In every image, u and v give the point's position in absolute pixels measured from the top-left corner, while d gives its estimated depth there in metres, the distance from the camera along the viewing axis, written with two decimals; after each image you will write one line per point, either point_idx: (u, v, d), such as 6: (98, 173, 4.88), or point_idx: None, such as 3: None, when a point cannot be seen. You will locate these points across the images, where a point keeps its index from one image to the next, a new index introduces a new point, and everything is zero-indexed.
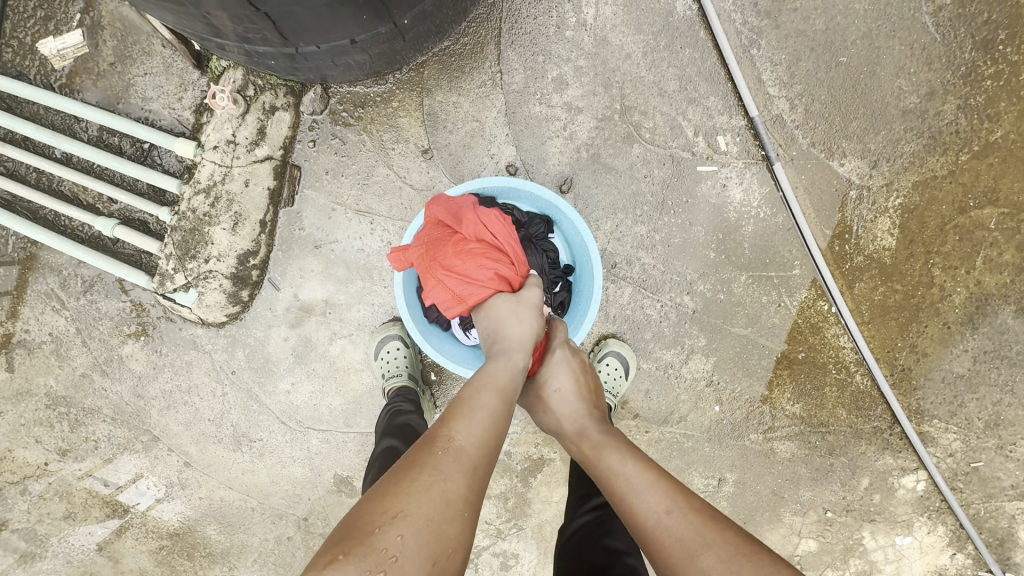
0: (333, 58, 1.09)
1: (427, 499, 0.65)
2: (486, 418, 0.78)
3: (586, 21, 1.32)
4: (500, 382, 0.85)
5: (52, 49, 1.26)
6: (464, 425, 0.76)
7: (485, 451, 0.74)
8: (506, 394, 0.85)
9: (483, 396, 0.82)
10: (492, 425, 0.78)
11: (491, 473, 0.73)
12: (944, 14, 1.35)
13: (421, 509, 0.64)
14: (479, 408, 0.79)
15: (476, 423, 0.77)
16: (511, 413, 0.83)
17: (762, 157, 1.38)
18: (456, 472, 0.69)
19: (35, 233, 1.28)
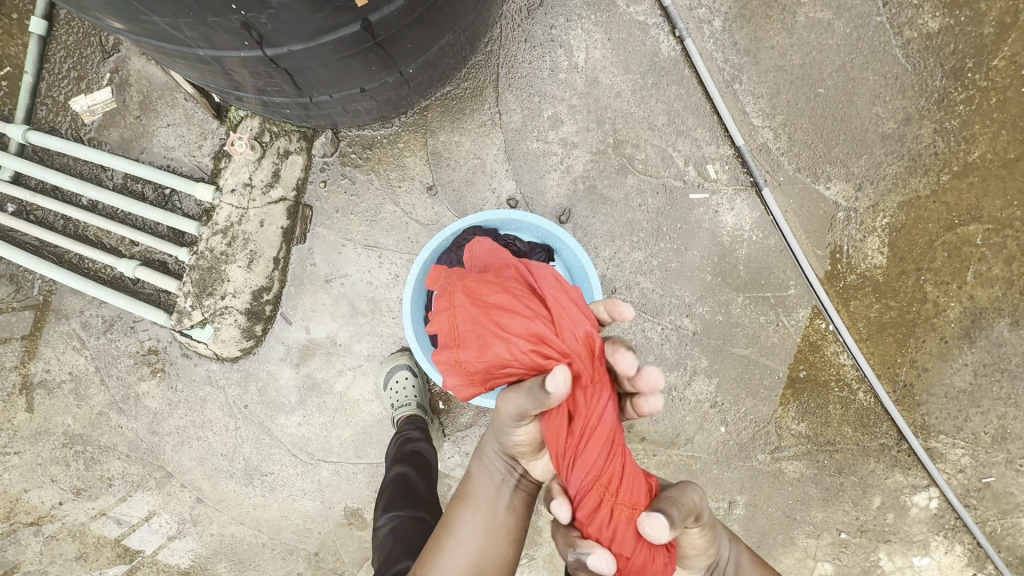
0: (344, 105, 1.17)
1: None
2: (471, 549, 0.88)
3: (578, 64, 1.41)
4: (483, 500, 0.93)
5: (84, 105, 1.36)
6: (445, 557, 0.87)
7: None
8: (494, 513, 0.91)
9: (471, 522, 0.91)
10: (478, 558, 0.87)
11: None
12: (913, 46, 1.44)
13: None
14: (462, 538, 0.89)
15: (456, 556, 0.87)
16: (496, 534, 0.90)
17: (751, 184, 1.45)
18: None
19: (60, 276, 1.33)
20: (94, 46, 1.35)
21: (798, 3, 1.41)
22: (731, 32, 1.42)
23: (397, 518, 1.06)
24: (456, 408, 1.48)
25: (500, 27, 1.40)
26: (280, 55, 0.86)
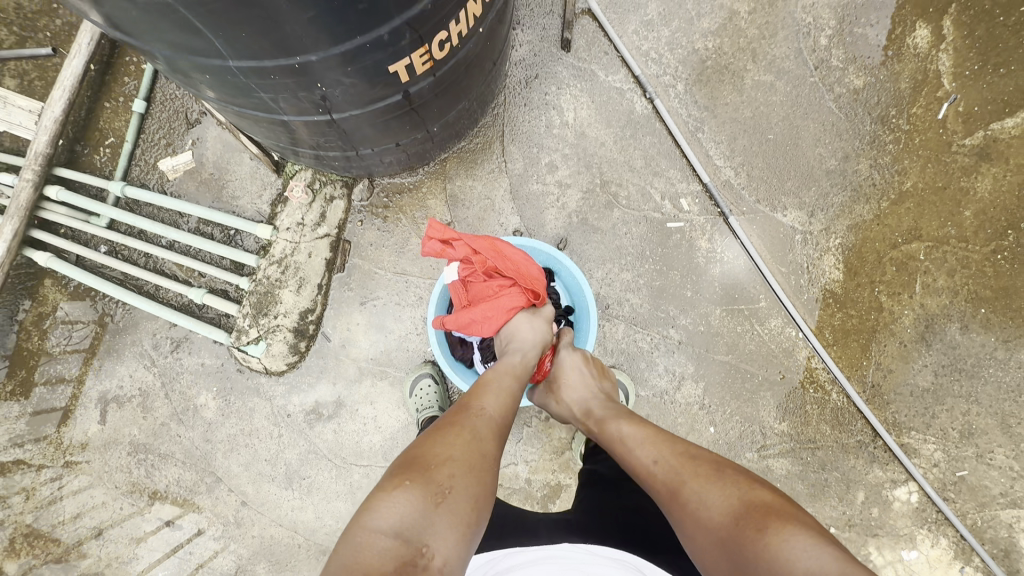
0: (381, 157, 1.47)
1: (468, 447, 0.87)
2: (505, 397, 1.06)
3: (568, 121, 1.73)
4: (513, 372, 1.17)
5: (169, 165, 1.69)
6: (487, 399, 1.02)
7: (506, 419, 1.00)
8: (519, 377, 1.15)
9: (503, 381, 1.11)
10: (511, 405, 1.05)
11: (508, 431, 0.99)
12: (844, 99, 1.74)
13: (459, 443, 0.87)
14: (499, 390, 1.07)
15: (490, 407, 1.00)
16: (521, 394, 1.12)
17: (718, 214, 1.72)
18: (488, 433, 0.93)
19: (141, 302, 1.60)
20: (181, 120, 1.69)
21: (745, 69, 1.75)
22: (692, 93, 1.74)
23: None
24: None
25: (505, 96, 1.73)
26: (342, 116, 1.15)
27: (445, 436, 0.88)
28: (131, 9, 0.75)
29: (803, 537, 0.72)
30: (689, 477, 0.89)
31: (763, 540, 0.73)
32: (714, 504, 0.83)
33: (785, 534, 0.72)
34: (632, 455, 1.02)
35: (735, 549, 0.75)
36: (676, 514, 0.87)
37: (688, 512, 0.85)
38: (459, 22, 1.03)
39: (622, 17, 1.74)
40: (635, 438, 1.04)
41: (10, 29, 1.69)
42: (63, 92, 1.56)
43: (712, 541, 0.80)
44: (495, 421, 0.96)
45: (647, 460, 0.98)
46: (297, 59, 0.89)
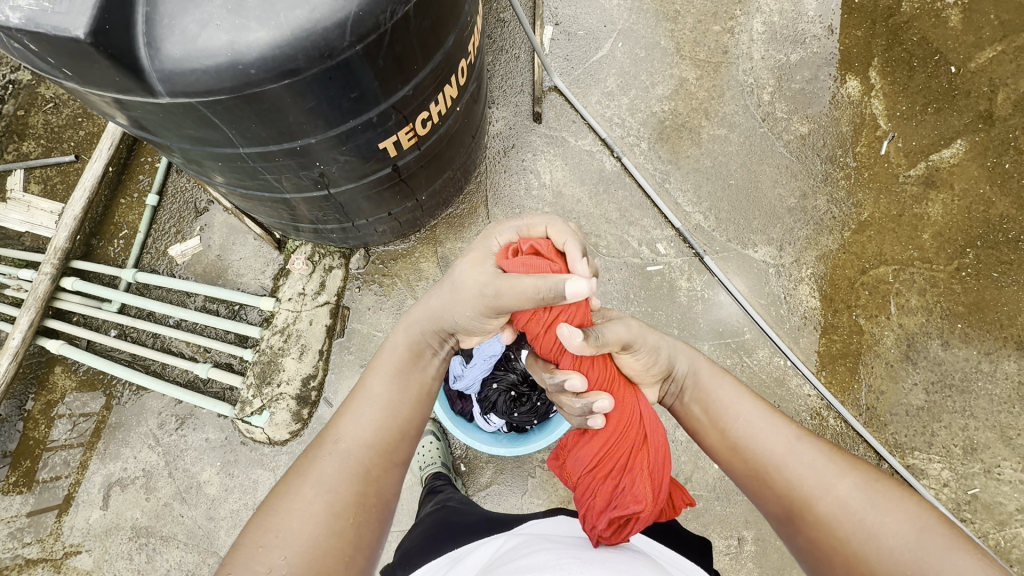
0: (374, 227, 1.59)
1: (308, 509, 0.79)
2: (376, 414, 0.92)
3: (545, 182, 1.88)
4: (395, 370, 0.98)
5: (178, 251, 1.82)
6: (349, 420, 0.91)
7: (372, 444, 0.89)
8: (402, 381, 0.98)
9: (376, 384, 0.96)
10: (384, 423, 0.92)
11: (376, 457, 0.88)
12: (793, 144, 1.92)
13: (302, 519, 0.78)
14: (369, 400, 0.93)
15: (364, 417, 0.91)
16: (405, 395, 0.96)
17: (694, 254, 1.83)
18: (339, 475, 0.83)
19: (148, 382, 1.67)
20: (190, 209, 1.84)
21: (700, 126, 1.94)
22: (656, 150, 1.92)
23: (423, 530, 1.22)
24: (477, 469, 1.69)
25: (485, 165, 1.90)
26: (338, 191, 1.27)
27: (364, 387, 0.96)
28: (158, 111, 0.88)
29: (884, 498, 0.80)
30: (765, 414, 0.95)
31: (843, 496, 0.81)
32: (788, 442, 0.90)
33: (863, 491, 0.81)
34: (705, 390, 1.02)
35: (808, 500, 0.83)
36: (752, 453, 0.91)
37: (756, 442, 0.91)
38: (439, 103, 1.19)
39: (585, 91, 1.96)
40: (707, 371, 1.05)
41: (38, 143, 1.91)
42: (84, 192, 1.71)
43: (775, 482, 0.87)
44: (379, 411, 0.93)
45: (727, 398, 0.99)
46: (299, 142, 1.02)
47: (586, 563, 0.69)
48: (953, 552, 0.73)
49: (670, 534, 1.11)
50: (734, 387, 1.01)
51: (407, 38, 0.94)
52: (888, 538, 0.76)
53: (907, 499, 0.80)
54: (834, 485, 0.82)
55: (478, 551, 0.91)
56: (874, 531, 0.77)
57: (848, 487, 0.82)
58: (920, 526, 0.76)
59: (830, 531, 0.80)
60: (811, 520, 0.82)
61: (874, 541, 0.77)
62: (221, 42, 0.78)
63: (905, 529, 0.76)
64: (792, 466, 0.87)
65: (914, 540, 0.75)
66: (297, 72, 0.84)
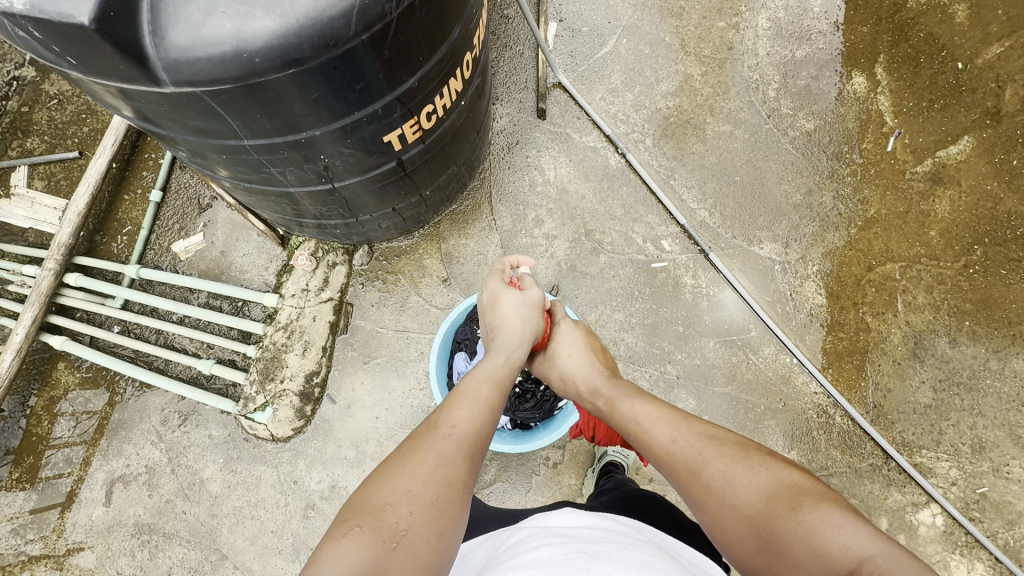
0: (378, 222, 1.59)
1: (430, 478, 0.74)
2: (479, 408, 0.90)
3: (549, 179, 1.88)
4: (494, 377, 0.99)
5: (181, 247, 1.82)
6: (458, 412, 0.87)
7: (478, 433, 0.85)
8: (498, 385, 0.97)
9: (479, 387, 0.95)
10: (488, 417, 0.89)
11: (485, 449, 0.84)
12: (799, 141, 1.91)
13: (424, 486, 0.72)
14: (475, 395, 0.92)
15: (472, 408, 0.89)
16: (503, 398, 0.96)
17: (699, 251, 1.82)
18: (456, 454, 0.79)
19: (151, 378, 1.67)
20: (194, 205, 1.84)
21: (705, 122, 1.93)
22: (660, 146, 1.91)
23: None
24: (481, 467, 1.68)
25: (489, 162, 1.89)
26: (342, 185, 1.27)
27: (464, 387, 0.95)
28: (163, 101, 0.88)
29: (739, 469, 0.80)
30: (655, 412, 0.97)
31: (711, 476, 0.81)
32: (673, 434, 0.91)
33: (727, 469, 0.81)
34: (606, 403, 1.06)
35: (688, 487, 0.84)
36: (643, 453, 0.94)
37: (646, 443, 0.93)
38: (443, 97, 1.18)
39: (590, 87, 1.96)
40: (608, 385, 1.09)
41: (43, 139, 1.91)
42: (88, 187, 1.71)
43: (669, 475, 0.88)
44: (482, 405, 0.91)
45: (622, 406, 1.02)
46: (303, 134, 1.01)
47: (593, 557, 0.67)
48: (799, 510, 0.70)
49: (677, 527, 1.10)
50: (632, 395, 1.04)
51: (413, 29, 0.93)
52: (747, 510, 0.75)
53: (765, 468, 0.78)
54: (701, 467, 0.83)
55: (485, 545, 0.90)
56: (736, 504, 0.77)
57: (717, 468, 0.82)
58: (774, 492, 0.75)
59: (707, 511, 0.81)
60: (700, 505, 0.82)
61: (738, 515, 0.76)
62: (225, 31, 0.78)
63: (761, 497, 0.75)
64: (677, 455, 0.87)
65: (766, 507, 0.73)
66: (302, 62, 0.84)
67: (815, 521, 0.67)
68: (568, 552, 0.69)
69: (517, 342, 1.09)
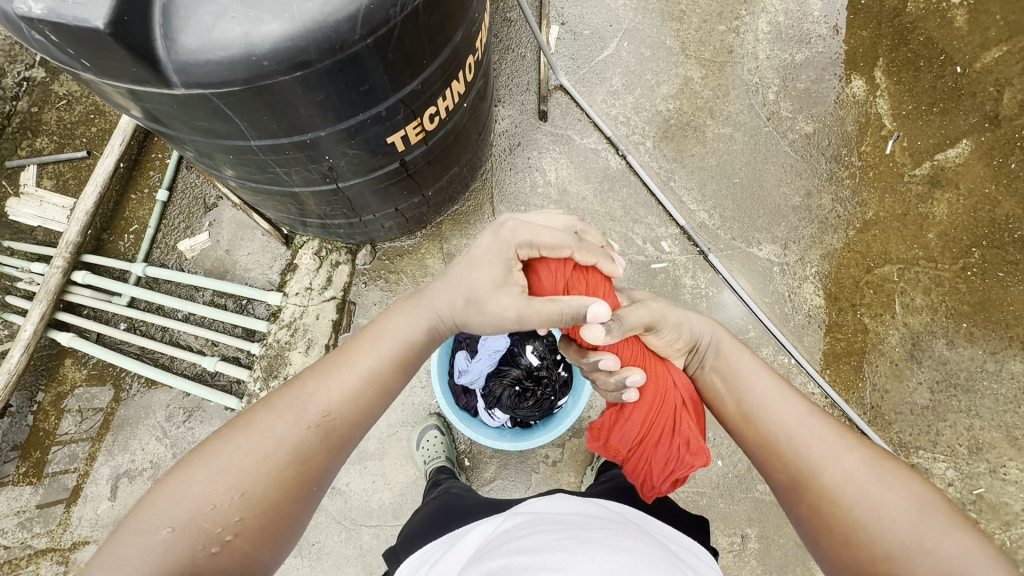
0: (381, 222, 1.61)
1: (256, 462, 0.81)
2: (349, 382, 0.92)
3: (550, 180, 1.90)
4: (389, 348, 0.98)
5: (187, 245, 1.84)
6: (321, 389, 0.90)
7: (335, 409, 0.89)
8: (392, 357, 0.97)
9: (362, 358, 0.95)
10: (353, 393, 0.91)
11: (340, 428, 0.89)
12: (798, 144, 1.93)
13: (246, 466, 0.81)
14: (349, 368, 0.93)
15: (339, 383, 0.91)
16: (386, 372, 0.95)
17: (698, 252, 1.84)
18: (291, 437, 0.85)
19: (157, 374, 1.69)
20: (200, 205, 1.87)
21: (705, 124, 1.95)
22: (661, 148, 1.93)
23: (425, 516, 1.22)
24: (481, 464, 1.70)
25: (491, 163, 1.91)
26: (346, 185, 1.29)
27: (349, 350, 0.96)
28: (172, 102, 0.90)
29: (888, 473, 0.81)
30: (779, 388, 0.96)
31: (847, 470, 0.82)
32: (801, 416, 0.91)
33: (868, 468, 0.82)
34: (725, 362, 1.04)
35: (815, 472, 0.84)
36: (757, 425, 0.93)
37: (767, 413, 0.93)
38: (446, 98, 1.20)
39: (591, 89, 1.98)
40: (730, 343, 1.07)
41: (52, 139, 1.94)
42: (96, 187, 1.73)
43: (789, 450, 0.88)
44: (354, 378, 0.92)
45: (743, 367, 1.02)
46: (308, 135, 1.03)
47: (586, 542, 0.69)
48: (952, 528, 0.73)
49: (670, 516, 1.12)
50: (755, 364, 1.02)
51: (416, 32, 0.95)
52: (889, 512, 0.77)
53: (912, 480, 0.80)
54: (840, 458, 0.84)
55: (477, 531, 0.92)
56: (877, 504, 0.78)
57: (855, 463, 0.83)
58: (921, 506, 0.77)
59: (832, 501, 0.82)
60: (817, 490, 0.83)
61: (874, 511, 0.78)
62: (235, 34, 0.80)
63: (909, 506, 0.77)
64: (805, 437, 0.88)
65: (917, 517, 0.76)
66: (308, 65, 0.86)
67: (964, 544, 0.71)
68: (559, 538, 0.71)
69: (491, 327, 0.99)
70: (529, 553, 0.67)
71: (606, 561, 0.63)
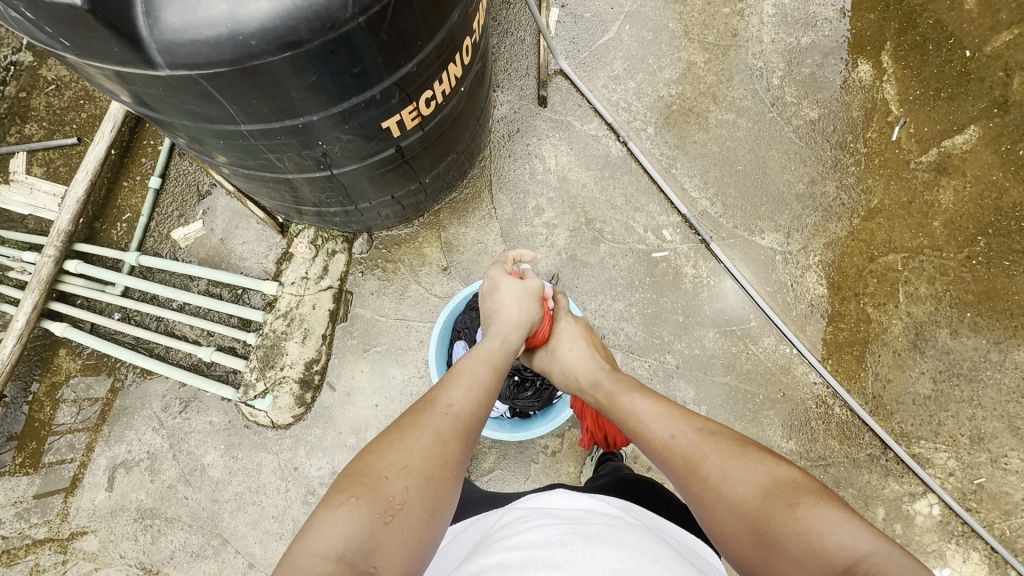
0: (378, 210, 1.58)
1: (427, 454, 0.77)
2: (476, 389, 0.94)
3: (550, 167, 1.86)
4: (489, 362, 1.04)
5: (181, 234, 1.81)
6: (455, 392, 0.91)
7: (473, 412, 0.90)
8: (495, 371, 1.03)
9: (474, 370, 1.00)
10: (483, 398, 0.94)
11: (478, 428, 0.89)
12: (802, 130, 1.89)
13: (419, 458, 0.76)
14: (471, 380, 0.96)
15: (468, 391, 0.93)
16: (498, 382, 1.01)
17: (700, 240, 1.81)
18: (451, 435, 0.83)
19: (152, 365, 1.68)
20: (193, 192, 1.83)
21: (708, 110, 1.91)
22: (662, 134, 1.89)
23: None
24: (479, 455, 1.69)
25: (490, 150, 1.88)
26: (341, 171, 1.26)
27: (461, 368, 1.00)
28: (159, 85, 0.87)
29: (739, 462, 0.79)
30: (658, 409, 0.98)
31: (709, 470, 0.81)
32: (673, 429, 0.91)
33: (725, 465, 0.80)
34: (610, 399, 1.09)
35: (689, 481, 0.83)
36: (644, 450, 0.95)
37: (645, 436, 0.95)
38: (443, 82, 1.17)
39: (591, 74, 1.94)
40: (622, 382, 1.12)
41: (41, 125, 1.90)
42: (86, 174, 1.70)
43: (667, 469, 0.88)
44: (479, 387, 0.95)
45: (626, 401, 1.04)
46: (301, 119, 1.00)
47: (587, 538, 0.67)
48: (795, 505, 0.69)
49: (671, 510, 1.11)
50: (636, 393, 1.05)
51: (411, 12, 0.92)
52: (742, 505, 0.75)
53: (765, 463, 0.78)
54: (700, 463, 0.83)
55: (474, 527, 0.90)
56: (732, 500, 0.76)
57: (716, 463, 0.81)
58: (770, 485, 0.74)
59: (705, 505, 0.80)
60: (697, 500, 0.82)
61: (733, 509, 0.75)
62: (220, 12, 0.77)
63: (756, 493, 0.74)
64: (677, 450, 0.88)
65: (762, 501, 0.72)
66: (298, 45, 0.83)
67: (808, 517, 0.67)
68: (560, 533, 0.69)
69: (513, 326, 1.14)
70: (529, 549, 0.65)
71: (610, 559, 0.62)
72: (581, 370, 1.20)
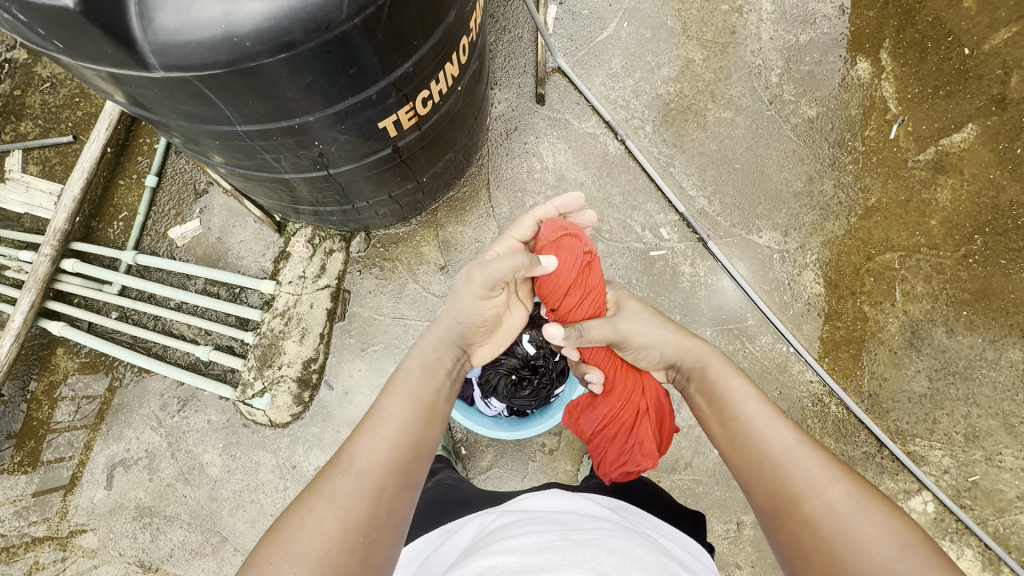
0: (376, 209, 1.58)
1: (327, 526, 0.72)
2: (395, 432, 0.84)
3: (548, 166, 1.86)
4: (420, 390, 0.91)
5: (178, 232, 1.81)
6: (367, 442, 0.82)
7: (389, 462, 0.81)
8: (429, 403, 0.91)
9: (389, 409, 0.87)
10: (403, 441, 0.84)
11: (402, 478, 0.81)
12: (800, 128, 1.89)
13: (316, 533, 0.72)
14: (387, 420, 0.85)
15: (382, 435, 0.83)
16: (428, 415, 0.90)
17: (697, 239, 1.81)
18: (357, 497, 0.76)
19: (150, 364, 1.68)
20: (190, 191, 1.83)
21: (706, 108, 1.90)
22: (660, 133, 1.89)
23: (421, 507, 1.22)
24: (477, 453, 1.70)
25: (488, 148, 1.87)
26: (338, 171, 1.25)
27: (384, 402, 0.88)
28: (154, 86, 0.86)
29: (874, 508, 0.74)
30: (769, 412, 0.90)
31: (831, 501, 0.76)
32: (787, 441, 0.85)
33: (853, 500, 0.76)
34: (713, 380, 0.99)
35: (797, 503, 0.78)
36: (741, 450, 0.88)
37: (756, 437, 0.87)
38: (440, 81, 1.17)
39: (589, 72, 1.93)
40: (717, 363, 1.02)
41: (36, 123, 1.89)
42: (82, 172, 1.69)
43: (774, 479, 0.82)
44: (399, 427, 0.85)
45: (734, 389, 0.95)
46: (297, 120, 1.00)
47: (579, 543, 0.68)
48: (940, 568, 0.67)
49: (664, 509, 1.13)
50: (740, 381, 0.97)
51: (407, 11, 0.91)
52: (869, 547, 0.71)
53: (895, 513, 0.74)
54: (822, 490, 0.77)
55: (469, 527, 0.91)
56: (858, 540, 0.72)
57: (839, 495, 0.76)
58: (905, 539, 0.70)
59: (809, 534, 0.76)
60: (799, 523, 0.77)
61: (854, 548, 0.72)
62: (215, 13, 0.76)
63: (891, 542, 0.70)
64: (791, 467, 0.81)
65: (898, 553, 0.69)
66: (293, 46, 0.82)
67: None
68: (552, 537, 0.70)
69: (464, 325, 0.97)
70: (521, 555, 0.66)
71: (600, 564, 0.62)
72: (670, 339, 1.07)
